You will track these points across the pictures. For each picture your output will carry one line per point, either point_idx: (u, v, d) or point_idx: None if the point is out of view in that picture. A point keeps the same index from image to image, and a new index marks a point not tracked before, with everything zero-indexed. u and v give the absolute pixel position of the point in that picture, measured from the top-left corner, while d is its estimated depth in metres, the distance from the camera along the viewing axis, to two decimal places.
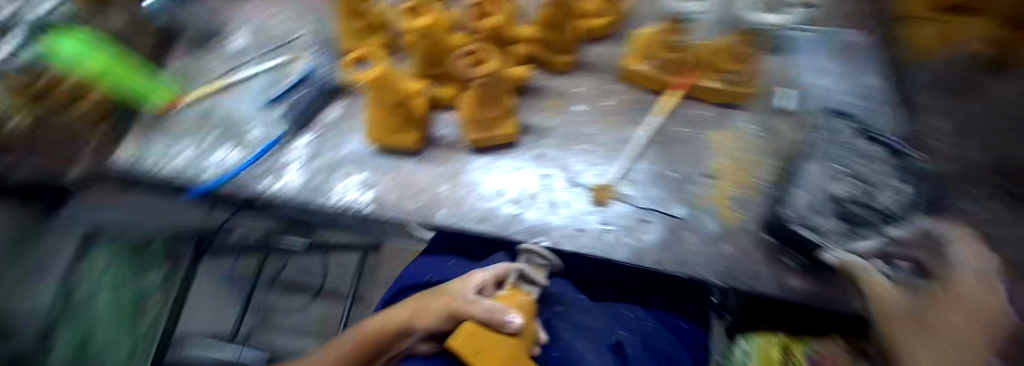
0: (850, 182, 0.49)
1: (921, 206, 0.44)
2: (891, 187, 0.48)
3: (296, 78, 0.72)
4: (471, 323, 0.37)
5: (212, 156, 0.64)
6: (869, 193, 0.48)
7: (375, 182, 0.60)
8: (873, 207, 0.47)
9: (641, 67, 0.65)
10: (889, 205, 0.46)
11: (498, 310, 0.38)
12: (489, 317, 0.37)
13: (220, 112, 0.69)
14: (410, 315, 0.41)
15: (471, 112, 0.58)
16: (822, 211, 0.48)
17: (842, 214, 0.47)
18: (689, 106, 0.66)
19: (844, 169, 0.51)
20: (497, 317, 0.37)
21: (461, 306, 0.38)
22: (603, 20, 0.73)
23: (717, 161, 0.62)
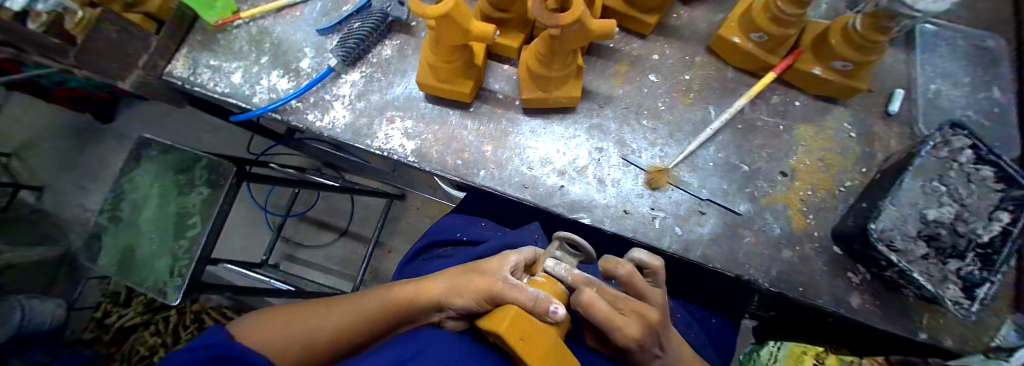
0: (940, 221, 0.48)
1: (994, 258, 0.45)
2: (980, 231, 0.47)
3: (352, 8, 0.66)
4: (514, 308, 0.33)
5: (265, 80, 0.64)
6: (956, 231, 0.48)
7: (421, 133, 0.58)
8: (953, 249, 0.47)
9: (742, 40, 0.53)
10: (966, 249, 0.47)
11: (542, 300, 0.35)
12: (533, 306, 0.34)
13: (272, 37, 0.67)
14: (447, 292, 0.43)
15: (530, 72, 0.52)
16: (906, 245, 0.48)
17: (926, 253, 0.48)
18: (781, 95, 0.56)
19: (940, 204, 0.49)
20: (540, 308, 0.35)
21: (505, 290, 0.36)
22: None
23: (804, 162, 0.54)
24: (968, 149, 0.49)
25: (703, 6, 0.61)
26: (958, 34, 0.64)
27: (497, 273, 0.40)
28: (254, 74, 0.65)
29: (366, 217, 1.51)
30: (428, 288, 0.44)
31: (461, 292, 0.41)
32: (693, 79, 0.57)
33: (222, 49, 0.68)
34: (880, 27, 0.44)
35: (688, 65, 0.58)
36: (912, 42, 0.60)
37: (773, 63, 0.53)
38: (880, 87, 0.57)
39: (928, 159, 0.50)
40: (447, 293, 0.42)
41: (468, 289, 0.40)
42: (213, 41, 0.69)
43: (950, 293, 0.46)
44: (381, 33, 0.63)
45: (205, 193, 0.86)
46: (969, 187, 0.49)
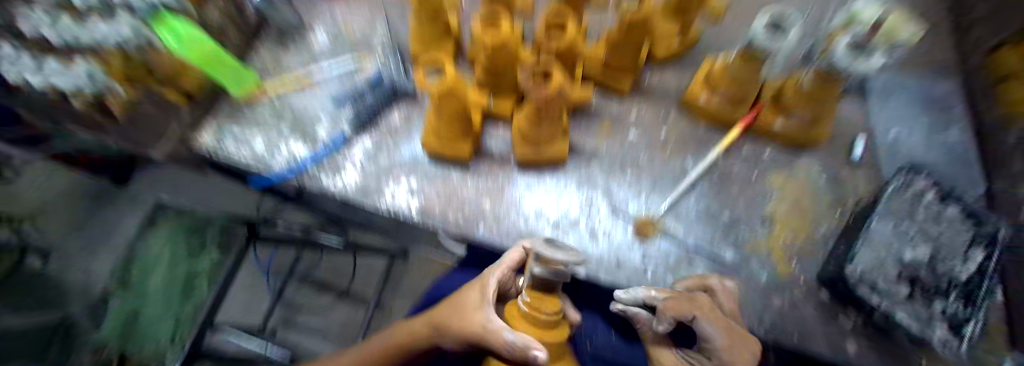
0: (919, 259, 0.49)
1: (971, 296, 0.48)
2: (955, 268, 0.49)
3: (366, 83, 0.75)
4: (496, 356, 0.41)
5: (283, 147, 0.71)
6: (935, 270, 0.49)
7: (424, 190, 0.63)
8: (937, 288, 0.48)
9: (706, 99, 0.60)
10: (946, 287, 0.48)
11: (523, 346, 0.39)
12: (512, 354, 0.39)
13: (293, 109, 0.76)
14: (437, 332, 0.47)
15: (523, 134, 0.58)
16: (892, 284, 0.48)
17: (913, 292, 0.48)
18: (751, 147, 0.62)
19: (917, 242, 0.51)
20: (520, 353, 0.39)
21: (485, 336, 0.41)
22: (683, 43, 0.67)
23: (781, 209, 0.58)
24: (930, 190, 0.53)
25: (674, 72, 0.68)
26: (911, 86, 0.70)
27: (477, 315, 0.44)
28: (274, 141, 0.72)
29: (367, 275, 1.55)
30: (420, 329, 0.49)
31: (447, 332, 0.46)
32: (669, 134, 0.63)
33: (246, 120, 0.75)
34: (823, 83, 0.52)
35: (664, 120, 0.65)
36: (866, 95, 0.67)
37: (738, 117, 0.60)
38: (842, 137, 0.62)
39: (895, 199, 0.53)
40: (436, 331, 0.47)
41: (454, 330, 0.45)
42: (239, 112, 0.76)
43: (941, 334, 0.46)
44: (388, 101, 0.71)
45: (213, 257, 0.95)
46: (942, 226, 0.51)
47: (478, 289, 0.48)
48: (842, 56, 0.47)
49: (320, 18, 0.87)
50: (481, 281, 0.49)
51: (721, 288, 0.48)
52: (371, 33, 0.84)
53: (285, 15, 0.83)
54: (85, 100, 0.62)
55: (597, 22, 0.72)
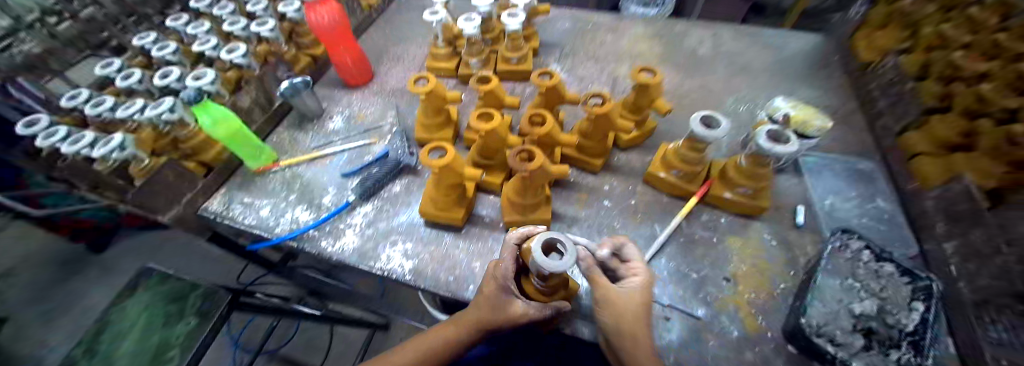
0: (866, 314, 0.55)
1: (921, 348, 0.52)
2: (901, 322, 0.54)
3: (373, 157, 0.85)
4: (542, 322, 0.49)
5: (290, 213, 0.77)
6: (883, 324, 0.54)
7: (418, 253, 0.68)
8: (888, 340, 0.52)
9: (665, 174, 0.70)
10: (895, 339, 0.52)
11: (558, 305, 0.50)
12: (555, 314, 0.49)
13: (303, 180, 0.83)
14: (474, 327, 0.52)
15: (511, 201, 0.66)
16: (846, 335, 0.53)
17: (867, 345, 0.52)
18: (708, 213, 0.71)
19: (866, 299, 0.56)
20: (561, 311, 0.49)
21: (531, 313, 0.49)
22: (645, 129, 0.79)
23: (742, 268, 0.64)
24: (866, 249, 0.60)
25: (637, 151, 0.81)
26: (843, 160, 0.79)
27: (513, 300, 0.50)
28: (281, 208, 0.78)
29: (344, 351, 1.44)
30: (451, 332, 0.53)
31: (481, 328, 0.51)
32: (638, 203, 0.72)
33: (258, 189, 0.83)
34: (757, 162, 0.63)
35: (632, 192, 0.74)
36: (802, 169, 0.77)
37: (694, 189, 0.69)
38: (786, 206, 0.72)
39: (839, 258, 0.60)
40: (470, 328, 0.52)
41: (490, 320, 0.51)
42: (251, 184, 0.84)
43: None
44: (393, 174, 0.80)
45: (191, 324, 0.88)
46: (883, 280, 0.57)
47: (492, 288, 0.52)
48: (765, 139, 0.59)
49: (337, 106, 1.01)
50: (493, 278, 0.53)
51: (634, 254, 0.53)
52: (381, 119, 0.96)
53: (308, 104, 0.94)
54: (109, 167, 0.71)
55: (573, 113, 0.87)
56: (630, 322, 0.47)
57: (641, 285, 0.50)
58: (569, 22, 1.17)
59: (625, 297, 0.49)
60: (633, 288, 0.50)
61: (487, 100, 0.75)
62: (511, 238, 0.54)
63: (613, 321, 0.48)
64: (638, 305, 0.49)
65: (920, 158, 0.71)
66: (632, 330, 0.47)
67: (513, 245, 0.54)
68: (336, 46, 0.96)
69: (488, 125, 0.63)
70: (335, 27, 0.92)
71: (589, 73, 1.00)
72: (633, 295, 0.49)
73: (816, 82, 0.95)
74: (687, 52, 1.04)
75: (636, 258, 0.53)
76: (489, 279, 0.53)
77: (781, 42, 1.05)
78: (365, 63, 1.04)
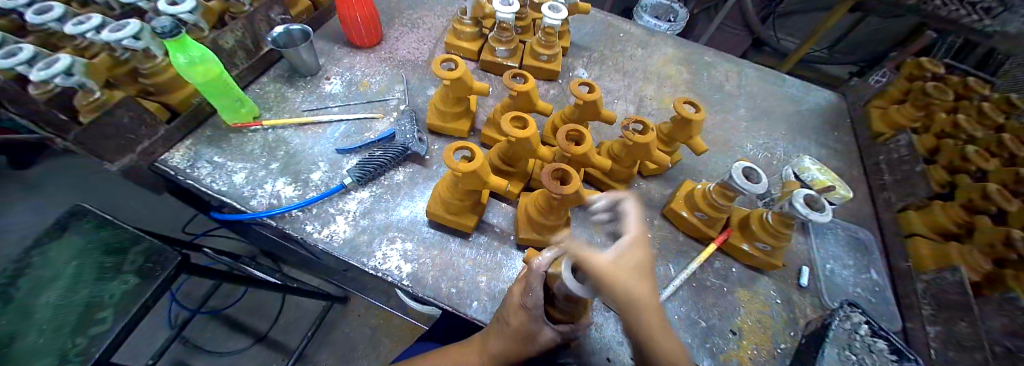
0: None
1: None
2: None
3: (375, 136, 0.75)
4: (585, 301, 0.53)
5: (269, 185, 0.67)
6: None
7: (419, 257, 0.61)
8: None
9: (686, 214, 0.69)
10: None
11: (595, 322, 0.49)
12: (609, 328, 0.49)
13: (290, 147, 0.72)
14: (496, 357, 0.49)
15: (530, 218, 0.61)
16: None
17: None
18: (719, 259, 0.70)
19: None
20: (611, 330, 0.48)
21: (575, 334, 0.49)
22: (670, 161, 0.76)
23: (746, 321, 0.64)
24: (866, 324, 0.59)
25: (657, 181, 0.78)
26: (844, 224, 0.81)
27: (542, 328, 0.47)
28: (258, 177, 0.67)
29: (294, 320, 1.34)
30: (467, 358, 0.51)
31: (511, 357, 0.48)
32: (653, 238, 0.70)
33: (231, 148, 0.71)
34: (785, 221, 0.62)
35: (649, 225, 0.71)
36: (809, 230, 0.78)
37: (713, 235, 0.68)
38: (791, 263, 0.73)
39: (839, 329, 0.59)
40: (498, 358, 0.49)
41: (521, 350, 0.49)
42: (225, 138, 0.72)
43: None
44: (399, 160, 0.71)
45: (131, 283, 0.67)
46: (873, 356, 0.56)
47: (519, 319, 0.47)
48: (800, 202, 0.58)
49: (336, 65, 0.89)
50: (520, 308, 0.47)
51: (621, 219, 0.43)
52: (386, 91, 0.86)
53: (303, 58, 0.81)
54: (48, 93, 0.57)
55: (597, 129, 0.82)
56: (617, 276, 0.36)
57: (632, 241, 0.40)
58: (599, 26, 1.11)
59: (628, 251, 0.39)
60: (619, 250, 0.39)
61: (519, 102, 0.68)
62: (537, 266, 0.46)
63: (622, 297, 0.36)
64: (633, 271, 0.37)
65: (916, 238, 0.75)
66: (617, 277, 0.36)
67: (542, 274, 0.45)
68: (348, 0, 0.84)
69: (524, 132, 0.57)
70: None
71: (616, 86, 0.95)
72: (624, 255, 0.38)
73: (827, 141, 0.97)
74: (714, 85, 1.02)
75: (631, 214, 0.43)
76: (514, 310, 0.47)
77: (801, 93, 1.06)
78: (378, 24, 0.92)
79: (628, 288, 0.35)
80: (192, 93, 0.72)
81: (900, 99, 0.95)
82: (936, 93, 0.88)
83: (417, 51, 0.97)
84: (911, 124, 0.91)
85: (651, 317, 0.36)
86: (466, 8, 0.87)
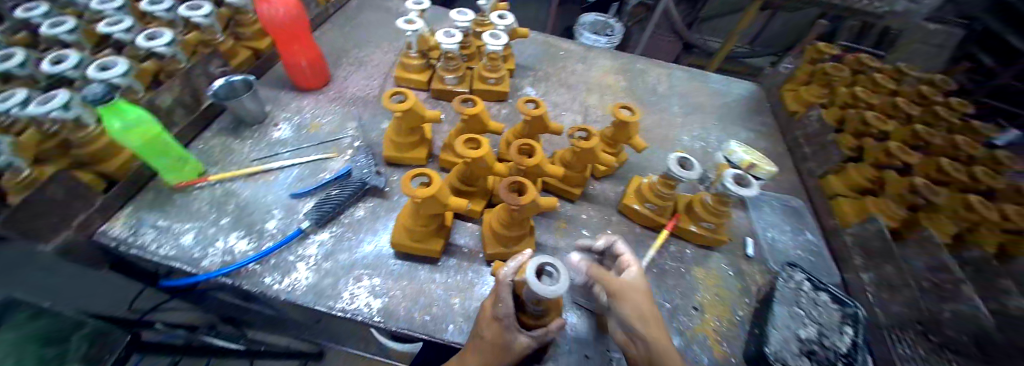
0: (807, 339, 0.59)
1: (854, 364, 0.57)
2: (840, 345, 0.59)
3: (330, 177, 0.76)
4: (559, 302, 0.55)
5: (221, 241, 0.65)
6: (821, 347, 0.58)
7: (388, 290, 0.62)
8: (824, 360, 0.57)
9: (638, 207, 0.74)
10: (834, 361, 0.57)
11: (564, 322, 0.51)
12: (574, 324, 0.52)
13: (242, 201, 0.71)
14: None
15: (493, 232, 0.63)
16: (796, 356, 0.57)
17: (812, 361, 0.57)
18: (674, 244, 0.75)
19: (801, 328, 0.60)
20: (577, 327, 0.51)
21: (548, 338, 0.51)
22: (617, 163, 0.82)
23: (706, 297, 0.69)
24: (807, 280, 0.67)
25: (610, 181, 0.84)
26: (778, 195, 0.90)
27: (515, 336, 0.48)
28: (209, 235, 0.66)
29: None
30: None
31: None
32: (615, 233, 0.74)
33: (177, 209, 0.69)
34: (721, 200, 0.69)
35: (608, 222, 0.76)
36: (748, 205, 0.87)
37: (664, 222, 0.74)
38: (738, 238, 0.80)
39: (786, 289, 0.65)
40: None
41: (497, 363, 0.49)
42: (171, 199, 0.70)
43: None
44: (357, 197, 0.72)
45: None
46: (818, 308, 0.63)
47: (492, 331, 0.49)
48: (730, 181, 0.65)
49: (285, 112, 0.89)
50: (493, 320, 0.49)
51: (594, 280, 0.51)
52: (340, 131, 0.87)
53: (250, 107, 0.81)
54: None
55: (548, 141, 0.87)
56: (630, 298, 0.47)
57: (637, 273, 0.51)
58: (540, 47, 1.19)
59: (628, 284, 0.49)
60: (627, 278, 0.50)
61: (471, 124, 0.72)
62: (505, 274, 0.50)
63: (639, 323, 0.46)
64: (642, 296, 0.49)
65: (839, 198, 0.85)
66: (626, 301, 0.47)
67: (510, 283, 0.49)
68: (288, 45, 0.85)
69: (476, 152, 0.60)
70: (294, 21, 0.81)
71: (562, 99, 1.02)
72: (632, 283, 0.49)
73: (753, 125, 1.08)
74: (650, 88, 1.12)
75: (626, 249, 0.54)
76: (487, 323, 0.49)
77: (726, 86, 1.19)
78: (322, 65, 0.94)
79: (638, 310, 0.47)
80: (131, 158, 0.70)
81: (806, 80, 1.09)
82: (833, 72, 1.01)
83: (368, 89, 0.99)
84: (818, 101, 1.04)
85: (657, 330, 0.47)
86: (411, 42, 0.91)
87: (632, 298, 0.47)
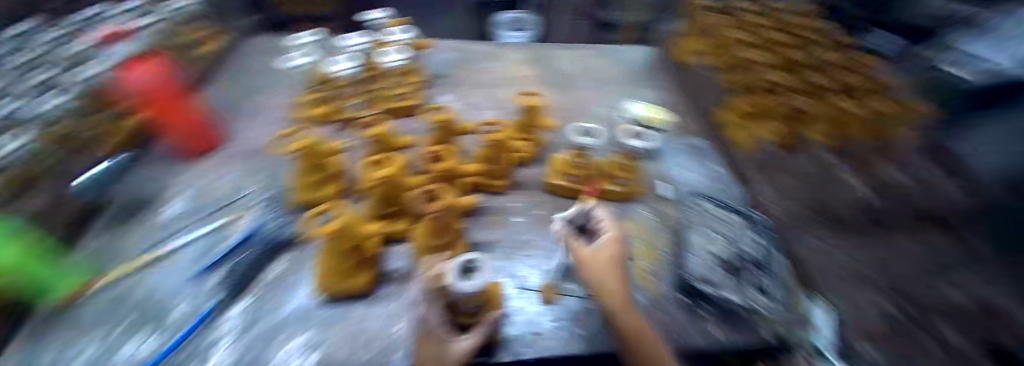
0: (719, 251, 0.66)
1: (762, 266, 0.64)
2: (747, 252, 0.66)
3: (239, 237, 0.71)
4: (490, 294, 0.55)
5: (124, 349, 0.53)
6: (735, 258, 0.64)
7: (320, 341, 0.54)
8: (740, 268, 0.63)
9: (560, 181, 0.79)
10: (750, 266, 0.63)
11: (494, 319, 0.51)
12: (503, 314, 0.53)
13: (139, 296, 0.61)
14: None
15: (421, 245, 0.62)
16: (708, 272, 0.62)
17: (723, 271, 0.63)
18: (606, 208, 0.78)
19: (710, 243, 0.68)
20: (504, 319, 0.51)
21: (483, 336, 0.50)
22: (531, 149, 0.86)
23: (642, 247, 0.71)
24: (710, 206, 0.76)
25: (534, 165, 0.87)
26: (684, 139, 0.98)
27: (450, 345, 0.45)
28: (105, 349, 0.53)
29: None
30: None
31: None
32: (548, 213, 0.77)
33: (64, 326, 0.57)
34: (623, 158, 0.76)
35: (538, 203, 0.79)
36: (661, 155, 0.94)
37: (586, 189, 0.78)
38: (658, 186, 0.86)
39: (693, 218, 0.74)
40: None
41: None
42: (47, 318, 0.58)
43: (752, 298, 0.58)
44: (272, 251, 0.69)
45: None
46: (726, 228, 0.71)
47: (426, 350, 0.43)
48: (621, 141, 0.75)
49: (188, 182, 0.85)
50: (427, 336, 0.44)
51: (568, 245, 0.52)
52: (244, 188, 0.83)
53: None
54: None
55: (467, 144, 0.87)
56: (598, 266, 0.50)
57: (610, 242, 0.53)
58: (449, 55, 1.20)
59: (599, 255, 0.51)
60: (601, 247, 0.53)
61: (381, 146, 0.74)
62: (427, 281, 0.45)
63: (602, 289, 0.48)
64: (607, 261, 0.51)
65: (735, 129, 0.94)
66: (596, 269, 0.50)
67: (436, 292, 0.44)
68: (158, 113, 0.87)
69: (386, 172, 0.63)
70: (162, 85, 0.86)
71: (475, 101, 1.04)
72: (601, 251, 0.52)
73: (654, 84, 1.18)
74: (559, 71, 1.17)
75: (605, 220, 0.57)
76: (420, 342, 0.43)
77: (624, 54, 1.28)
78: (203, 129, 0.93)
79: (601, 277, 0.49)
80: None
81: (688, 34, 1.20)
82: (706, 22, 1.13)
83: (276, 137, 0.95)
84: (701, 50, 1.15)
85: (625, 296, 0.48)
86: None
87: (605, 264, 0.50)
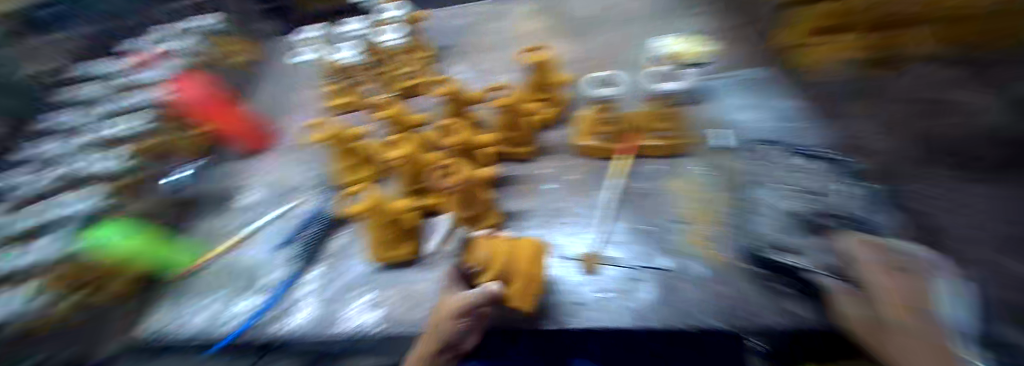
0: (800, 197, 0.53)
1: (874, 200, 0.48)
2: (843, 191, 0.51)
3: (302, 221, 0.81)
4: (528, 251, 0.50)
5: (231, 309, 0.65)
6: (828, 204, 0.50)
7: (382, 301, 0.60)
8: (838, 212, 0.48)
9: (588, 143, 0.76)
10: (850, 210, 0.47)
11: (488, 289, 0.46)
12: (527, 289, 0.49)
13: (235, 269, 0.74)
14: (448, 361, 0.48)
15: (457, 216, 0.63)
16: (781, 232, 0.49)
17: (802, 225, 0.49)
18: (643, 166, 0.73)
19: (794, 187, 0.56)
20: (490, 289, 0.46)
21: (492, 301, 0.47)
22: (550, 112, 0.82)
23: (691, 206, 0.63)
24: (793, 154, 0.62)
25: (558, 129, 0.83)
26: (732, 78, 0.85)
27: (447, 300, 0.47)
28: (215, 308, 0.66)
29: None
30: None
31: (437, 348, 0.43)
32: (578, 177, 0.73)
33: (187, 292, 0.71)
34: None
35: (569, 167, 0.75)
36: (707, 99, 0.83)
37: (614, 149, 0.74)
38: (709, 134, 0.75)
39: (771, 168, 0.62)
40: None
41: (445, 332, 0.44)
42: (168, 291, 0.71)
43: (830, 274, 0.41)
44: (329, 230, 0.77)
45: None
46: (806, 173, 0.57)
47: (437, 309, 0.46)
48: None
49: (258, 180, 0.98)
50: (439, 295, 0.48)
51: (883, 242, 0.36)
52: (303, 180, 0.94)
53: None
54: None
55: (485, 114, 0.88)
56: (877, 298, 0.31)
57: (880, 259, 0.34)
58: (455, 28, 1.19)
59: (888, 274, 0.31)
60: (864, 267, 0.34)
61: (400, 126, 0.75)
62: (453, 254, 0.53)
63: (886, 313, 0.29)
64: (893, 276, 0.31)
65: None
66: (869, 313, 0.32)
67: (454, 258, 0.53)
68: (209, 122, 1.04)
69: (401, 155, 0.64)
70: (205, 99, 1.06)
71: (493, 66, 1.01)
72: (877, 267, 0.33)
73: (687, 22, 1.04)
74: (569, 27, 1.12)
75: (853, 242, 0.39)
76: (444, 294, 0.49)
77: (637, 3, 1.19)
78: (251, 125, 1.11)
79: (880, 308, 0.30)
80: None
81: None
82: None
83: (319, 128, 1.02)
84: None
85: (908, 331, 0.28)
86: None
87: (890, 277, 0.31)
